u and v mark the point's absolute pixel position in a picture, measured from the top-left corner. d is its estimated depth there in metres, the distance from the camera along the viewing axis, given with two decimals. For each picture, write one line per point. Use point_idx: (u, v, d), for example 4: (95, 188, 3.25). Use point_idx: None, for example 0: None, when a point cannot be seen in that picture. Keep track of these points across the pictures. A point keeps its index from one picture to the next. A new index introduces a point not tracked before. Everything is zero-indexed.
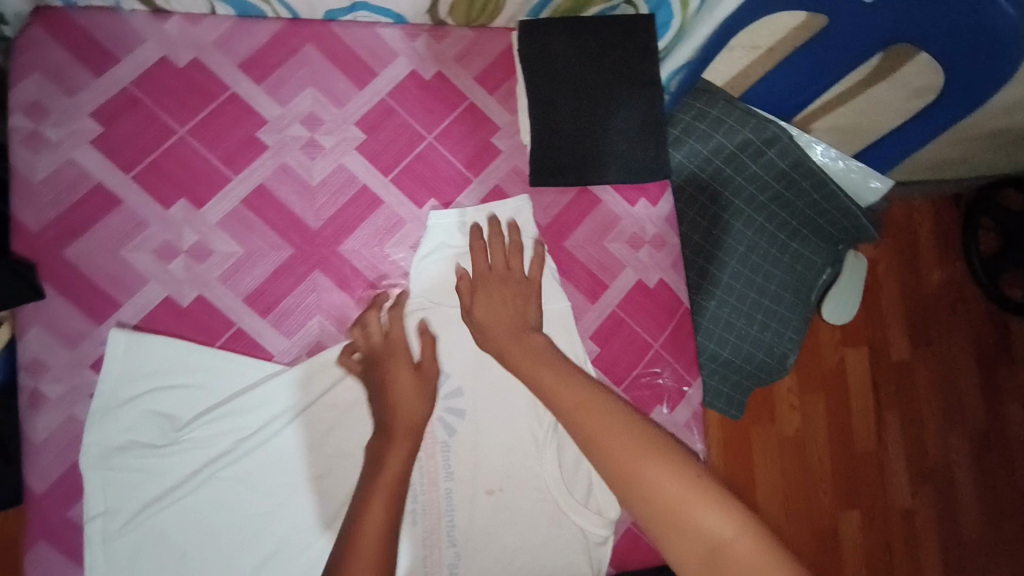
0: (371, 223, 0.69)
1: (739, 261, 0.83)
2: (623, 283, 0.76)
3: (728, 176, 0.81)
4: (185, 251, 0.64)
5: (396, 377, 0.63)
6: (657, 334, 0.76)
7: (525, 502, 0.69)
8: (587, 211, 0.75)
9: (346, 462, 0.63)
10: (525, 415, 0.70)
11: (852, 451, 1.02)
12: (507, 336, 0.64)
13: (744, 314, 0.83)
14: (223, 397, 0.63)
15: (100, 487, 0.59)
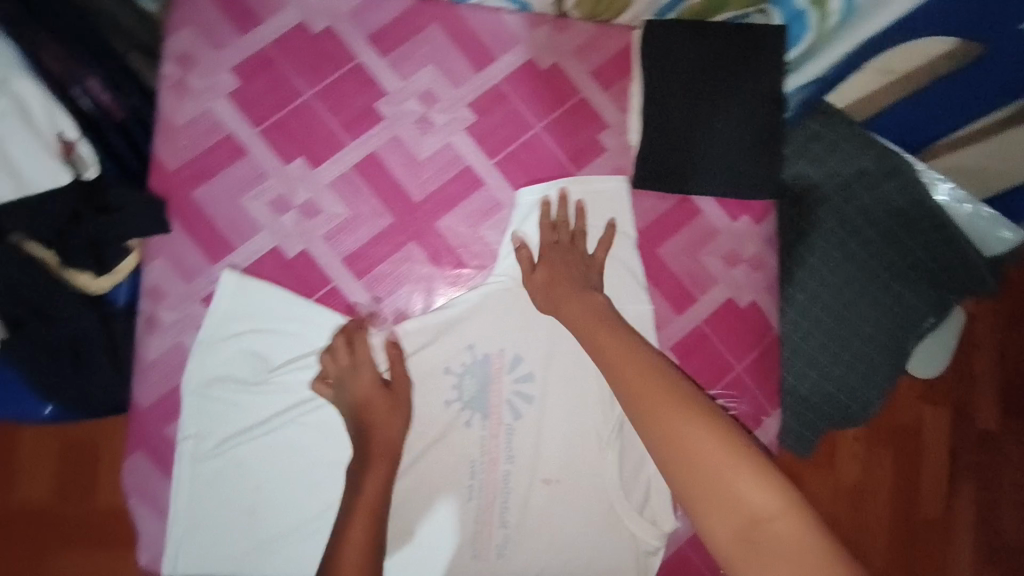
0: (470, 204, 0.70)
1: (831, 294, 0.75)
2: (711, 299, 0.74)
3: (834, 200, 0.74)
4: (297, 207, 0.67)
5: (365, 393, 0.64)
6: (739, 355, 0.75)
7: (581, 498, 0.69)
8: (685, 221, 0.73)
9: (417, 426, 0.68)
10: (592, 413, 0.70)
11: (914, 516, 0.97)
12: (579, 301, 0.66)
13: (829, 351, 0.75)
14: (311, 347, 0.66)
15: (195, 413, 0.64)
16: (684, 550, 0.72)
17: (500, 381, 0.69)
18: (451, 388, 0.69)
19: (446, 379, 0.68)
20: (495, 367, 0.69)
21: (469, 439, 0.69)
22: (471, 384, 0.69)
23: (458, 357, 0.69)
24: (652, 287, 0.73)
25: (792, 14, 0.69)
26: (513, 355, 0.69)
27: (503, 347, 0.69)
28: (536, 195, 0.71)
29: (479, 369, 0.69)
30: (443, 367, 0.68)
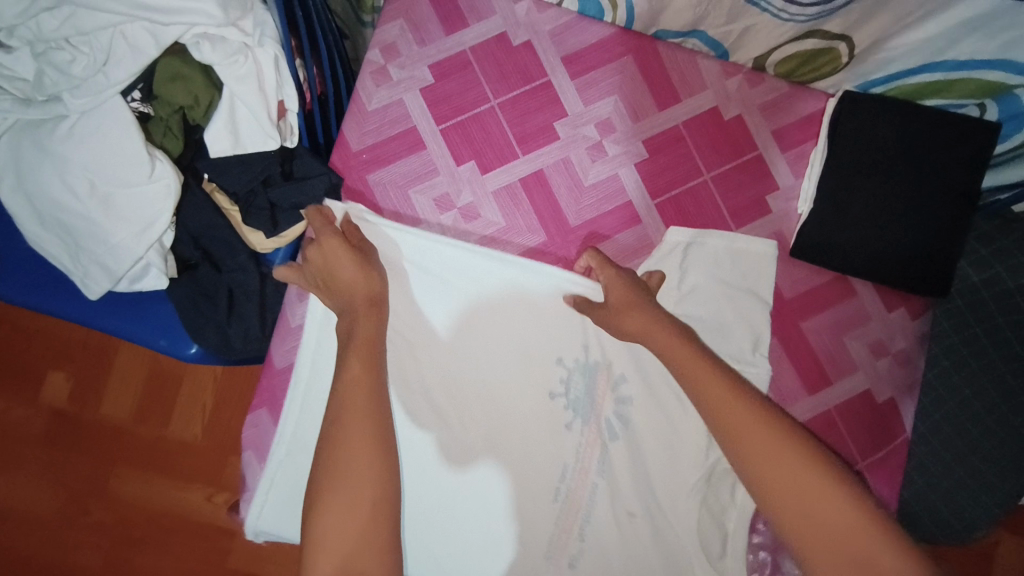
0: (624, 238, 0.70)
1: (958, 401, 0.70)
2: (848, 386, 0.70)
3: (989, 311, 0.70)
4: (458, 208, 0.69)
5: (331, 251, 0.61)
6: (865, 451, 0.70)
7: (662, 538, 0.66)
8: (835, 300, 0.71)
9: (525, 449, 0.67)
10: (688, 454, 0.67)
11: None
12: (662, 336, 0.57)
13: (941, 460, 0.69)
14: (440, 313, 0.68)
15: (314, 374, 0.66)
16: None
17: (603, 397, 0.68)
18: (558, 382, 0.68)
19: (555, 372, 0.68)
20: (602, 378, 0.68)
21: (566, 442, 0.67)
22: (577, 385, 0.68)
23: (571, 352, 0.68)
24: (785, 360, 0.70)
25: (1012, 113, 0.65)
26: (620, 372, 0.68)
27: (613, 361, 0.68)
28: (688, 236, 0.68)
29: (589, 372, 0.68)
30: (554, 358, 0.68)
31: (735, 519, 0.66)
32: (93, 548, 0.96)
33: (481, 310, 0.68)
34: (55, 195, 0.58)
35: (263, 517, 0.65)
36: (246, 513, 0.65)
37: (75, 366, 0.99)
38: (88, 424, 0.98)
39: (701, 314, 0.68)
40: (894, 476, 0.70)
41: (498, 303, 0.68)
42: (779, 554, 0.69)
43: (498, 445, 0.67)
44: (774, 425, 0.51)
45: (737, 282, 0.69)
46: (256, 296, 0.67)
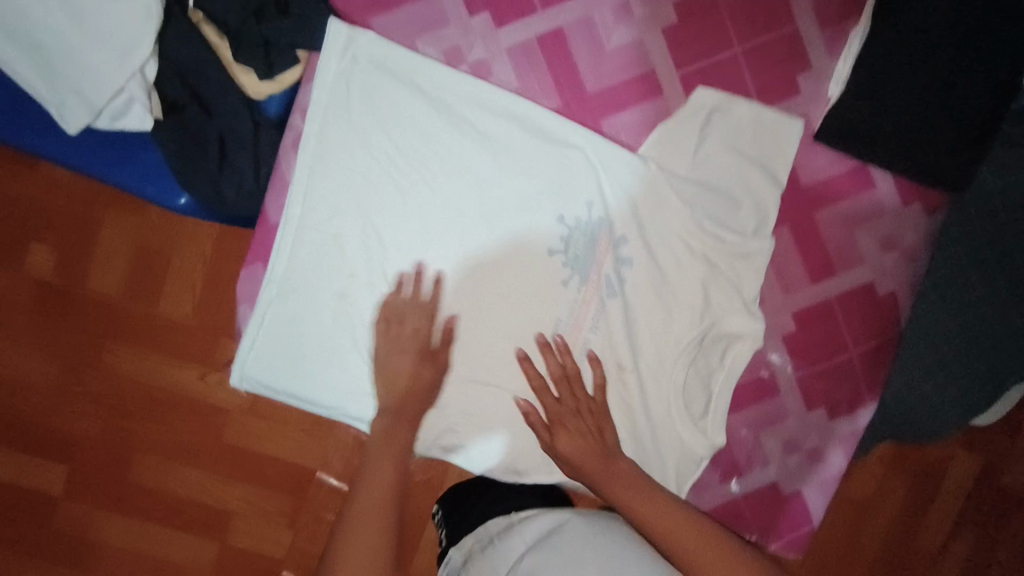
0: (640, 111, 0.67)
1: (956, 310, 0.67)
2: (853, 277, 0.70)
3: (1002, 217, 0.66)
4: (469, 63, 0.65)
5: (408, 375, 0.65)
6: (859, 341, 0.71)
7: (647, 393, 0.70)
8: (853, 190, 0.69)
9: (518, 319, 0.68)
10: (683, 316, 0.69)
11: (910, 550, 1.02)
12: (650, 506, 0.61)
13: (927, 369, 0.68)
14: (443, 171, 0.66)
15: (317, 224, 0.65)
16: (737, 501, 0.73)
17: (605, 255, 0.68)
18: (559, 240, 0.67)
19: (556, 230, 0.67)
20: (604, 239, 0.68)
21: (562, 300, 0.68)
22: (579, 244, 0.68)
23: (574, 211, 0.67)
24: (792, 248, 0.69)
25: None
26: (621, 234, 0.68)
27: (614, 222, 0.68)
28: (715, 100, 0.66)
29: (590, 232, 0.68)
30: (557, 216, 0.67)
31: (722, 382, 0.70)
32: (88, 417, 0.98)
33: (475, 160, 0.66)
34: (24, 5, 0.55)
35: (248, 363, 0.67)
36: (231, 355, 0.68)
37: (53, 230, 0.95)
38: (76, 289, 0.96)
39: (708, 188, 0.68)
40: (880, 370, 0.71)
41: (499, 153, 0.66)
42: (760, 432, 0.72)
43: (496, 325, 0.68)
44: (662, 503, 0.62)
45: (752, 153, 0.67)
46: (251, 147, 0.64)
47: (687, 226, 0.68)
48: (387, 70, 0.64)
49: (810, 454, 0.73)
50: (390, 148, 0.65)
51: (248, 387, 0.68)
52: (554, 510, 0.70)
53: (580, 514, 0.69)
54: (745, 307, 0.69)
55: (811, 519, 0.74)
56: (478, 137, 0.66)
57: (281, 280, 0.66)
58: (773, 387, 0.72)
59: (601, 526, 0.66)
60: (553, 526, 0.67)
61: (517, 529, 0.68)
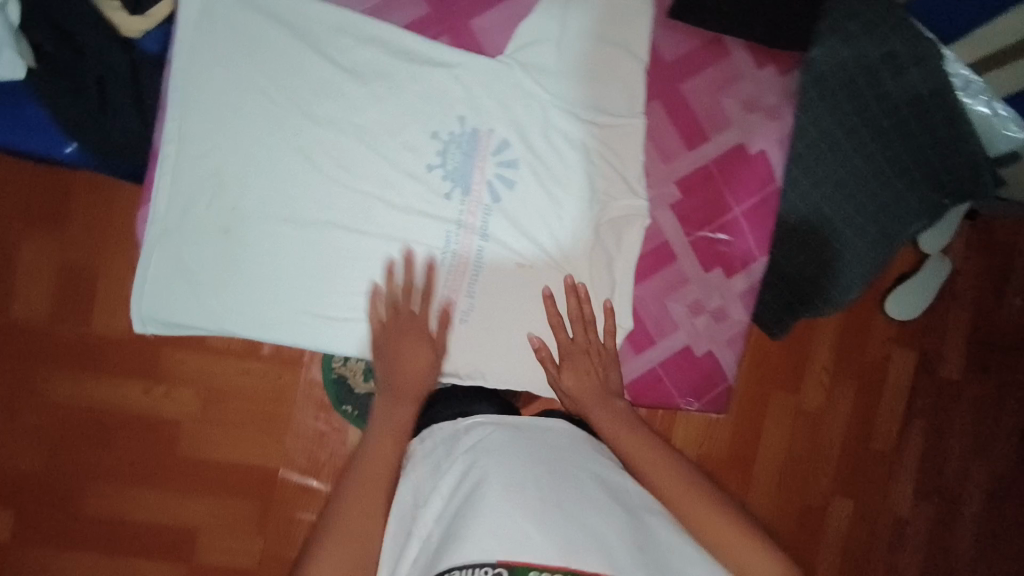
0: (501, 8, 0.74)
1: (831, 183, 0.75)
2: (724, 139, 0.75)
3: (859, 89, 0.73)
4: None
5: (405, 352, 0.73)
6: (740, 198, 0.76)
7: (548, 281, 0.75)
8: (711, 60, 0.74)
9: (410, 229, 0.74)
10: (573, 205, 0.74)
11: (866, 441, 1.38)
12: (612, 423, 0.70)
13: (821, 237, 0.76)
14: (329, 99, 0.71)
15: (208, 154, 0.69)
16: (656, 369, 0.77)
17: (485, 160, 0.74)
18: (434, 155, 0.73)
19: (432, 146, 0.73)
20: (483, 144, 0.74)
21: (445, 210, 0.74)
22: (455, 156, 0.74)
23: (448, 125, 0.73)
24: (663, 118, 0.75)
25: None
26: (502, 138, 0.74)
27: (492, 127, 0.73)
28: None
29: (469, 141, 0.73)
30: (430, 133, 0.73)
31: (620, 265, 0.76)
32: (32, 452, 1.01)
33: (344, 88, 0.71)
34: None
35: (145, 300, 0.70)
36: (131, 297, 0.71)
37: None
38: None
39: (576, 80, 0.73)
40: (766, 227, 0.77)
41: (370, 81, 0.72)
42: (666, 299, 0.77)
43: (400, 241, 0.74)
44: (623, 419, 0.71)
45: (610, 36, 0.73)
46: (130, 81, 0.66)
47: (553, 123, 0.74)
48: (261, 10, 0.70)
49: (715, 314, 0.77)
50: (265, 86, 0.70)
51: (152, 328, 0.72)
52: (499, 417, 0.69)
53: (526, 422, 0.69)
54: (627, 187, 0.75)
55: (726, 376, 0.79)
56: (346, 70, 0.71)
57: (174, 221, 0.70)
58: (670, 254, 0.76)
59: (551, 434, 0.68)
60: (503, 433, 0.66)
61: (460, 435, 0.67)
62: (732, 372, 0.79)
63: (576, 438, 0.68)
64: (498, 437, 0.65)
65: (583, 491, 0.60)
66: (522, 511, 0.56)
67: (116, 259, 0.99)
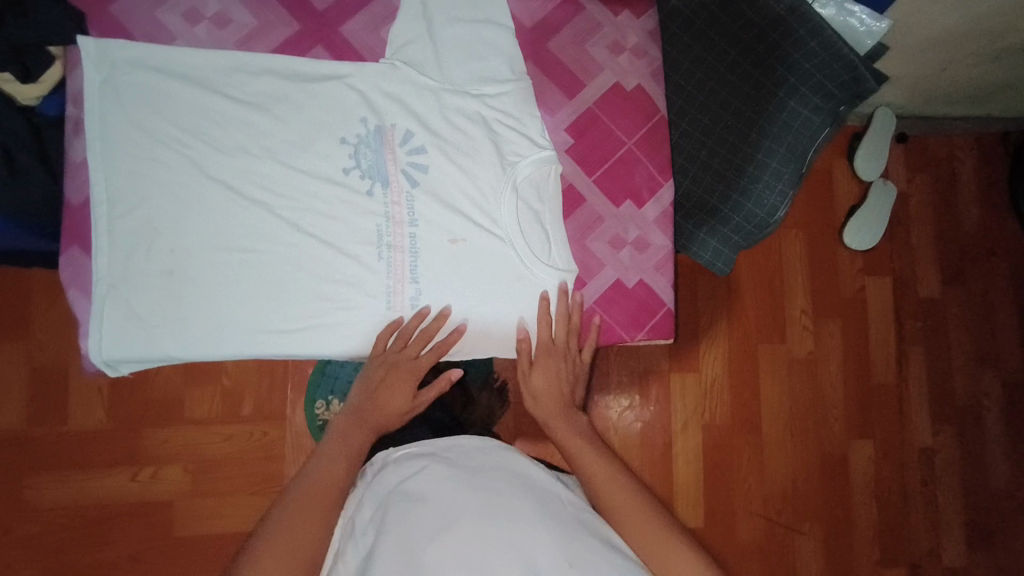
0: (370, 11, 0.77)
1: (723, 112, 0.82)
2: (600, 84, 0.80)
3: (723, 22, 0.81)
4: (208, 18, 0.74)
5: (393, 388, 0.75)
6: (631, 133, 0.80)
7: (486, 250, 0.75)
8: (570, 18, 0.80)
9: (342, 229, 0.74)
10: (489, 173, 0.75)
11: (869, 379, 1.37)
12: (570, 435, 0.77)
13: (731, 163, 0.82)
14: (230, 127, 0.72)
15: (120, 203, 0.70)
16: (593, 308, 0.78)
17: (394, 153, 0.74)
18: (347, 158, 0.74)
19: (343, 151, 0.74)
20: (389, 139, 0.74)
21: (370, 207, 0.74)
22: (367, 155, 0.74)
23: (352, 128, 0.74)
24: (542, 76, 0.79)
25: None
26: (404, 129, 0.75)
27: (394, 121, 0.75)
28: None
29: (376, 137, 0.74)
30: (339, 139, 0.74)
31: (551, 218, 0.76)
32: (67, 528, 1.14)
33: (245, 116, 0.72)
34: None
35: (107, 350, 0.69)
36: (87, 346, 0.70)
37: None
38: (8, 361, 1.14)
39: (456, 60, 0.76)
40: (664, 152, 0.80)
41: (265, 104, 0.73)
42: (586, 240, 0.79)
43: (344, 248, 0.74)
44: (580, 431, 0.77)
45: (474, 15, 0.78)
46: (34, 142, 0.70)
47: (449, 104, 0.75)
48: (139, 66, 0.70)
49: (637, 244, 0.79)
50: (160, 127, 0.71)
51: (127, 369, 0.72)
52: (430, 442, 0.73)
53: (455, 445, 0.73)
54: (533, 145, 0.76)
55: (664, 303, 0.80)
56: (242, 101, 0.72)
57: (120, 273, 0.69)
58: (580, 197, 0.79)
59: (478, 454, 0.72)
60: (429, 461, 0.70)
61: (393, 465, 0.71)
62: (668, 297, 0.80)
63: (504, 452, 0.73)
64: (432, 469, 0.69)
65: (502, 509, 0.64)
66: (439, 548, 0.60)
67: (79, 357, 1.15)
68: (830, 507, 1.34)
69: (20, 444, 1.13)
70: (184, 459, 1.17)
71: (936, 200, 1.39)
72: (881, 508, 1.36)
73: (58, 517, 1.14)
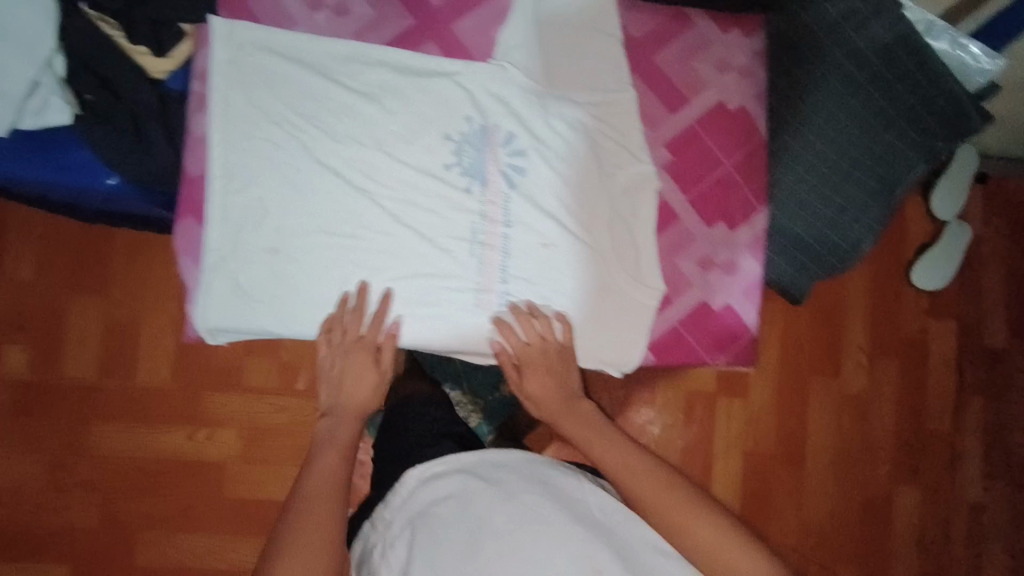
0: (483, 10, 0.77)
1: (819, 141, 0.79)
2: (704, 101, 0.79)
3: (826, 49, 0.76)
4: (329, 7, 0.75)
5: (347, 368, 0.78)
6: (729, 154, 0.80)
7: (575, 258, 0.77)
8: (680, 31, 0.79)
9: (439, 223, 0.76)
10: (586, 182, 0.77)
11: (923, 424, 1.33)
12: (583, 427, 0.77)
13: (821, 194, 0.80)
14: (337, 116, 0.74)
15: (231, 180, 0.73)
16: (677, 327, 0.79)
17: (494, 155, 0.76)
18: (450, 155, 0.76)
19: (445, 148, 0.76)
20: (492, 141, 0.76)
21: (467, 204, 0.76)
22: (469, 154, 0.76)
23: (457, 126, 0.76)
24: (645, 90, 0.79)
25: None
26: (506, 131, 0.76)
27: (497, 123, 0.76)
28: None
29: (479, 139, 0.76)
30: (443, 136, 0.76)
31: (642, 231, 0.78)
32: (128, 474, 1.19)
33: (355, 106, 0.74)
34: None
35: (213, 316, 0.74)
36: (193, 313, 0.74)
37: (78, 260, 1.18)
38: (83, 313, 1.18)
39: (563, 68, 0.77)
40: (760, 178, 0.81)
41: (374, 96, 0.75)
42: (675, 259, 0.79)
43: (433, 242, 0.76)
44: (592, 422, 0.77)
45: (584, 23, 0.77)
46: (159, 113, 0.73)
47: (552, 109, 0.77)
48: (262, 48, 0.73)
49: (725, 267, 0.79)
50: (275, 111, 0.73)
51: (223, 337, 0.75)
52: (455, 456, 0.72)
53: (483, 458, 0.72)
54: (631, 157, 0.78)
55: (748, 328, 0.80)
56: (355, 91, 0.74)
57: (229, 248, 0.73)
58: (673, 214, 0.79)
59: (512, 468, 0.71)
60: (455, 475, 0.70)
61: (426, 483, 0.70)
62: (752, 322, 0.80)
63: (531, 464, 0.72)
64: (460, 482, 0.69)
65: (534, 527, 0.64)
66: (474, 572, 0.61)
67: (154, 316, 1.19)
68: (870, 550, 1.31)
69: (91, 390, 1.18)
70: (240, 422, 1.21)
71: (1013, 246, 1.33)
72: (922, 557, 1.32)
73: (119, 465, 1.19)
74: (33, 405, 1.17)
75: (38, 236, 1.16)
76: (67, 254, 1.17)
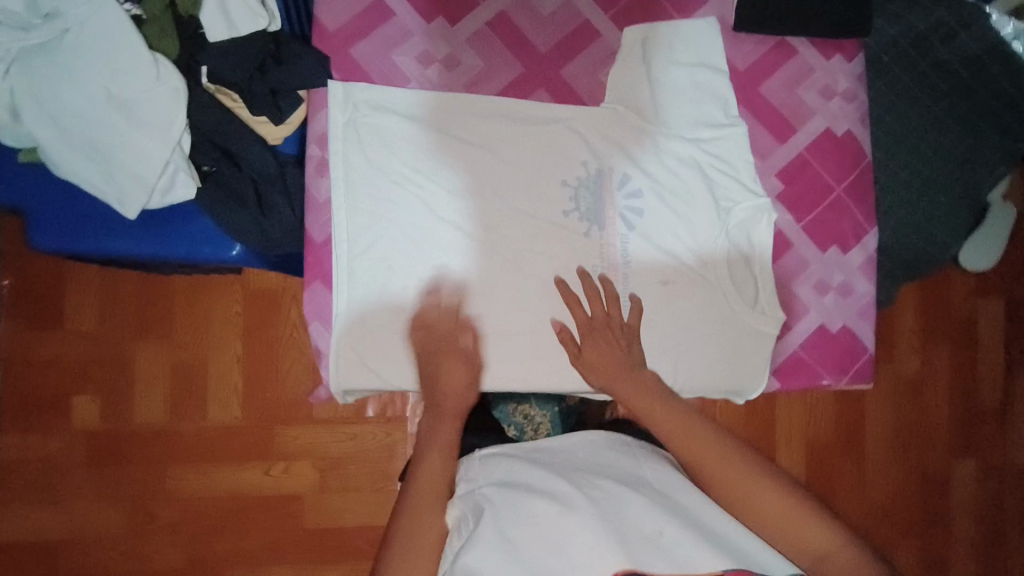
0: (590, 54, 0.77)
1: (904, 146, 0.79)
2: (812, 128, 0.80)
3: (914, 59, 0.80)
4: (440, 60, 0.75)
5: (447, 366, 0.70)
6: (839, 179, 0.80)
7: (694, 295, 0.77)
8: (784, 60, 0.80)
9: (560, 267, 0.76)
10: (702, 218, 0.77)
11: (974, 400, 1.29)
12: (660, 409, 0.64)
13: (905, 198, 0.80)
14: (452, 168, 0.74)
15: (354, 241, 0.72)
16: (799, 352, 0.80)
17: (611, 197, 0.76)
18: (568, 201, 0.76)
19: (564, 193, 0.76)
20: (608, 183, 0.76)
21: (587, 246, 0.76)
22: (587, 198, 0.76)
23: (574, 171, 0.76)
24: (753, 120, 0.79)
25: None
26: (621, 173, 0.76)
27: (611, 165, 0.76)
28: (643, 31, 0.76)
29: (595, 183, 0.76)
30: (560, 182, 0.76)
31: (759, 264, 0.78)
32: (195, 526, 1.03)
33: (472, 159, 0.74)
34: (73, 105, 0.62)
35: (344, 379, 0.73)
36: (326, 376, 0.74)
37: (136, 301, 1.01)
38: (151, 356, 1.02)
39: (676, 105, 0.77)
40: (870, 200, 0.81)
41: (492, 147, 0.74)
42: (790, 286, 0.80)
43: (549, 285, 0.76)
44: (667, 405, 0.65)
45: (690, 58, 0.77)
46: (280, 182, 0.72)
47: (664, 147, 0.77)
48: (379, 109, 0.73)
49: (841, 290, 0.80)
50: (393, 171, 0.73)
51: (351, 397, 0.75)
52: (515, 444, 0.66)
53: (543, 446, 0.66)
54: (745, 190, 0.78)
55: (865, 348, 0.81)
56: (472, 144, 0.74)
57: (357, 308, 0.73)
58: (785, 243, 0.80)
59: (572, 452, 0.65)
60: (516, 462, 0.62)
61: (484, 465, 0.63)
62: (869, 342, 0.81)
63: (601, 446, 0.65)
64: (522, 468, 0.62)
65: (616, 515, 0.56)
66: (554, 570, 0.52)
67: (224, 350, 1.03)
68: (927, 526, 1.28)
69: (161, 436, 1.02)
70: (313, 455, 1.04)
71: None
72: (980, 527, 1.29)
73: (193, 514, 1.03)
74: (105, 457, 1.01)
75: (97, 281, 1.01)
76: (128, 296, 1.01)
